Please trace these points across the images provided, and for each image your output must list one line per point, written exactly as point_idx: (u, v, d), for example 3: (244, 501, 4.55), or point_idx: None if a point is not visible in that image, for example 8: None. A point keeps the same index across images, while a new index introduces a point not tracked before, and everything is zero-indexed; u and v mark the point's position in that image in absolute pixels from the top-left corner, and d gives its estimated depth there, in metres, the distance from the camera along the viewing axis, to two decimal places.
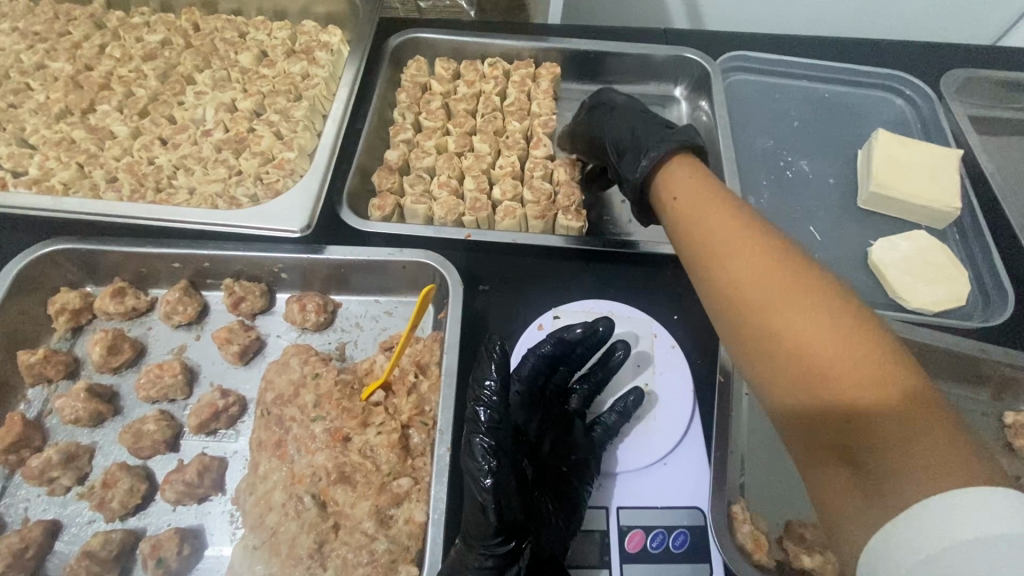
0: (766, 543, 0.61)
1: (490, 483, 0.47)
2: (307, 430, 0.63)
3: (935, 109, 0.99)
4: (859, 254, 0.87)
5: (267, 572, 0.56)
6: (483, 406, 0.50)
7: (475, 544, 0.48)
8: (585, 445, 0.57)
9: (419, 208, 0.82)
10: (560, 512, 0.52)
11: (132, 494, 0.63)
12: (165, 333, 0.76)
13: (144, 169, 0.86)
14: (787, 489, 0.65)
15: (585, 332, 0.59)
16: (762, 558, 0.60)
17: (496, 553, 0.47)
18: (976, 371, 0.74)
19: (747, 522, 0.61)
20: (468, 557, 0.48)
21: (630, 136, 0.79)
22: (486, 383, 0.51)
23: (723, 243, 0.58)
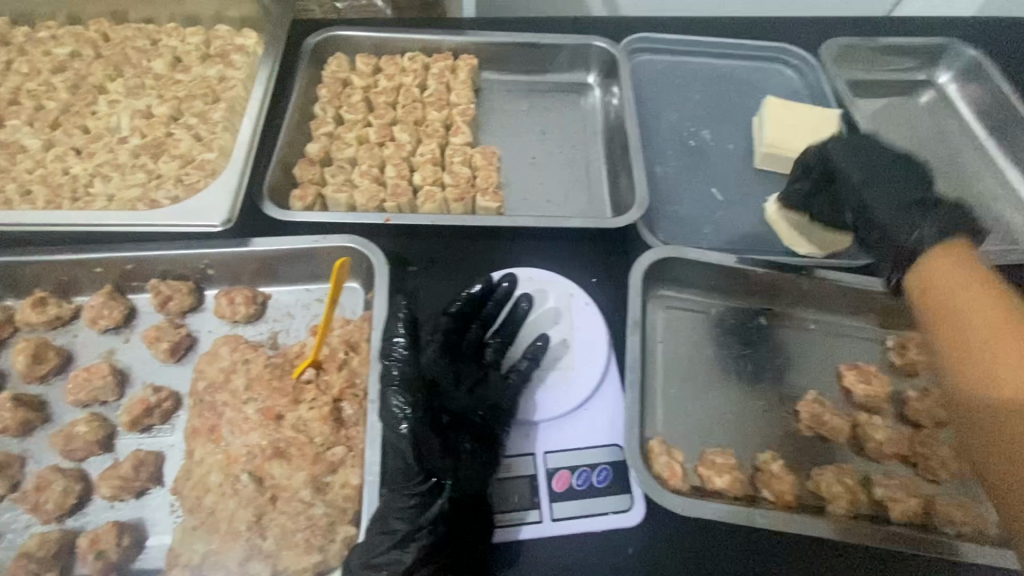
0: (681, 471, 0.67)
1: (405, 429, 0.54)
2: (240, 412, 0.65)
3: (819, 76, 1.08)
4: (758, 210, 0.95)
5: (207, 549, 0.58)
6: (394, 362, 0.57)
7: (399, 488, 0.54)
8: (500, 390, 0.61)
9: (341, 197, 0.85)
10: (478, 452, 0.56)
11: (67, 494, 0.63)
12: (92, 339, 0.76)
13: (59, 179, 0.85)
14: (700, 421, 0.74)
15: (488, 288, 0.63)
16: (677, 484, 0.66)
17: (418, 492, 0.53)
18: (860, 301, 0.84)
19: (663, 454, 0.68)
20: (394, 500, 0.53)
21: (888, 207, 0.72)
22: (396, 340, 0.58)
23: (974, 339, 0.55)
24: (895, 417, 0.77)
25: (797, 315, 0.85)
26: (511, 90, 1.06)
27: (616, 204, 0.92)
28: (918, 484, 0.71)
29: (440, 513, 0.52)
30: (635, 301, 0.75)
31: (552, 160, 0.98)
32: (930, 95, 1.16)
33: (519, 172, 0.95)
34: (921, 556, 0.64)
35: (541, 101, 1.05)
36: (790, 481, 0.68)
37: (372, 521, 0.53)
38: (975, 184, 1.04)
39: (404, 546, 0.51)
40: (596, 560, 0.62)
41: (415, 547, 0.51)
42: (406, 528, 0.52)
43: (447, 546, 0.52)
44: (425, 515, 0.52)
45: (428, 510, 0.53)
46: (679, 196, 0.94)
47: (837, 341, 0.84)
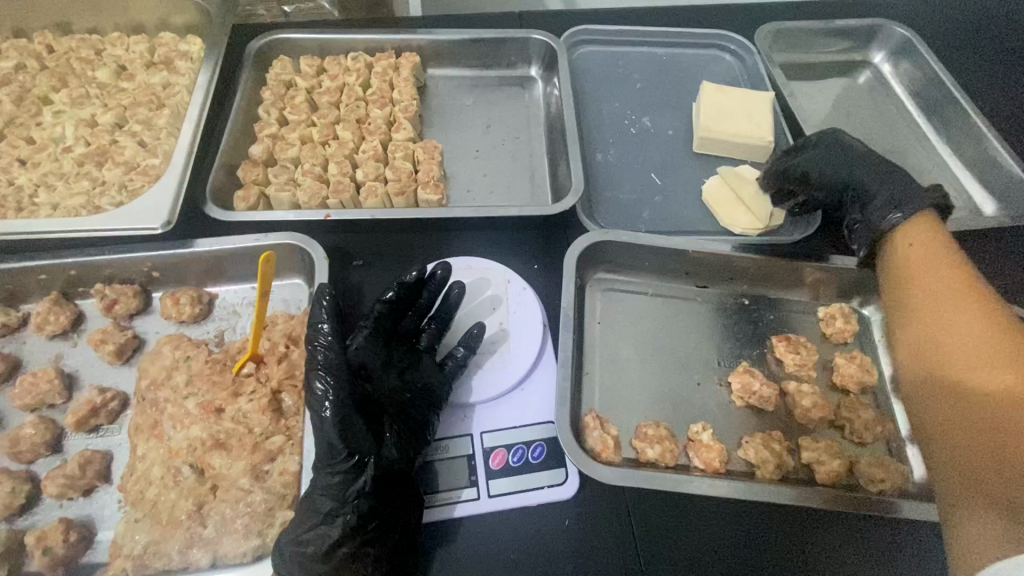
0: (614, 444, 0.70)
1: (328, 413, 0.58)
2: (181, 407, 0.67)
3: (756, 61, 1.11)
4: (697, 192, 0.97)
5: (148, 540, 0.60)
6: (318, 347, 0.60)
7: (324, 467, 0.58)
8: (429, 373, 0.68)
9: (284, 196, 0.87)
10: (401, 431, 0.62)
11: (14, 495, 0.65)
12: (40, 344, 0.77)
13: (4, 190, 0.86)
14: (634, 396, 0.77)
15: (422, 277, 0.70)
16: (609, 456, 0.69)
17: (340, 469, 0.58)
18: (791, 276, 0.87)
19: (597, 428, 0.71)
20: (319, 479, 0.58)
21: (878, 183, 0.84)
22: (321, 327, 0.62)
23: (924, 305, 0.69)
24: (826, 385, 0.80)
25: (731, 290, 0.89)
26: (456, 86, 1.08)
27: (557, 192, 0.94)
28: (845, 446, 0.74)
29: (362, 488, 0.57)
30: (568, 285, 0.78)
31: (495, 152, 1.00)
32: (867, 76, 1.20)
33: (461, 166, 0.97)
34: (844, 514, 0.67)
35: (485, 96, 1.07)
36: (719, 448, 0.71)
37: (302, 503, 0.58)
38: (910, 159, 1.07)
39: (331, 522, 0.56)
40: (532, 532, 0.65)
41: (340, 523, 0.56)
42: (330, 505, 0.57)
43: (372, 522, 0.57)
44: (348, 492, 0.57)
45: (352, 486, 0.58)
46: (619, 182, 0.97)
47: (770, 314, 0.87)
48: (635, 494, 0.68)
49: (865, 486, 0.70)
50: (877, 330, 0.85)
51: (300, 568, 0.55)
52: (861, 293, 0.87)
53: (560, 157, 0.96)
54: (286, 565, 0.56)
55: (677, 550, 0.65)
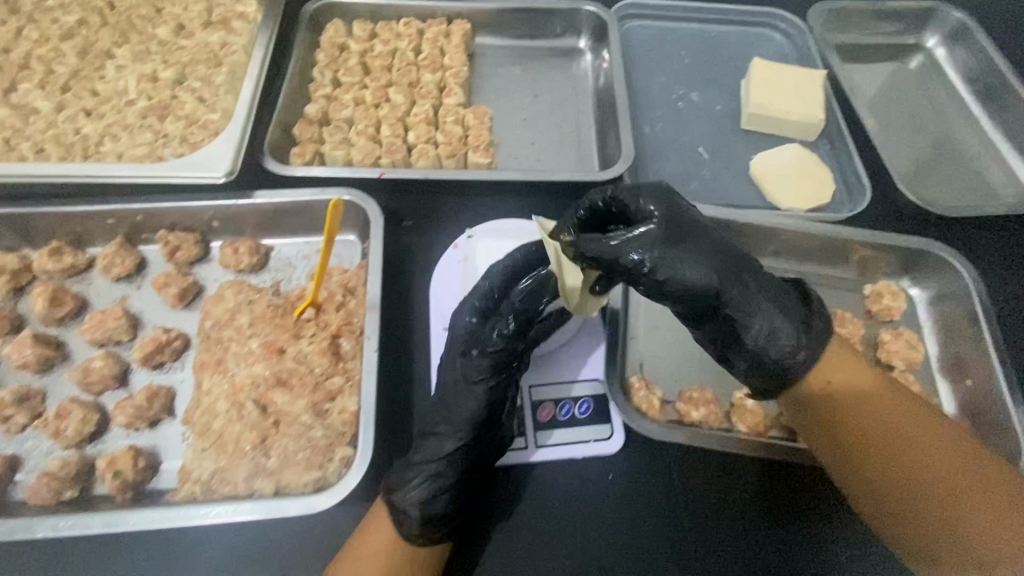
0: (659, 405, 0.72)
1: (479, 388, 0.64)
2: (245, 347, 0.69)
3: (807, 39, 1.10)
4: (744, 167, 0.98)
5: (215, 467, 0.63)
6: (466, 326, 0.68)
7: (448, 438, 0.63)
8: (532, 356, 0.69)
9: (338, 153, 0.89)
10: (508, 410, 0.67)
11: (86, 423, 0.68)
12: (104, 286, 0.81)
13: (71, 138, 0.89)
14: (680, 362, 0.78)
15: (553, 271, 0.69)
16: (654, 415, 0.71)
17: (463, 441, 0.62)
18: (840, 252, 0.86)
19: (643, 388, 0.73)
20: (434, 447, 0.63)
21: None
22: (470, 316, 0.68)
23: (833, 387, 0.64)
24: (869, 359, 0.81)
25: (777, 265, 0.89)
26: (504, 56, 1.09)
27: (605, 161, 0.95)
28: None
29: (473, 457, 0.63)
30: None
31: (543, 121, 1.01)
32: (918, 60, 1.18)
33: (510, 133, 0.98)
34: None
35: (534, 66, 1.08)
36: (763, 413, 0.72)
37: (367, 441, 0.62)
38: (959, 144, 1.06)
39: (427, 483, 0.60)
40: (578, 482, 0.68)
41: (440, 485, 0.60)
42: (439, 471, 0.61)
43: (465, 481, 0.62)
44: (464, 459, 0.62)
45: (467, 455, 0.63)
46: (666, 154, 0.97)
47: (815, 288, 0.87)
48: (680, 455, 0.70)
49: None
50: (921, 310, 0.86)
51: None
52: (909, 271, 0.87)
53: (609, 127, 0.97)
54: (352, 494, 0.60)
55: (718, 507, 0.67)
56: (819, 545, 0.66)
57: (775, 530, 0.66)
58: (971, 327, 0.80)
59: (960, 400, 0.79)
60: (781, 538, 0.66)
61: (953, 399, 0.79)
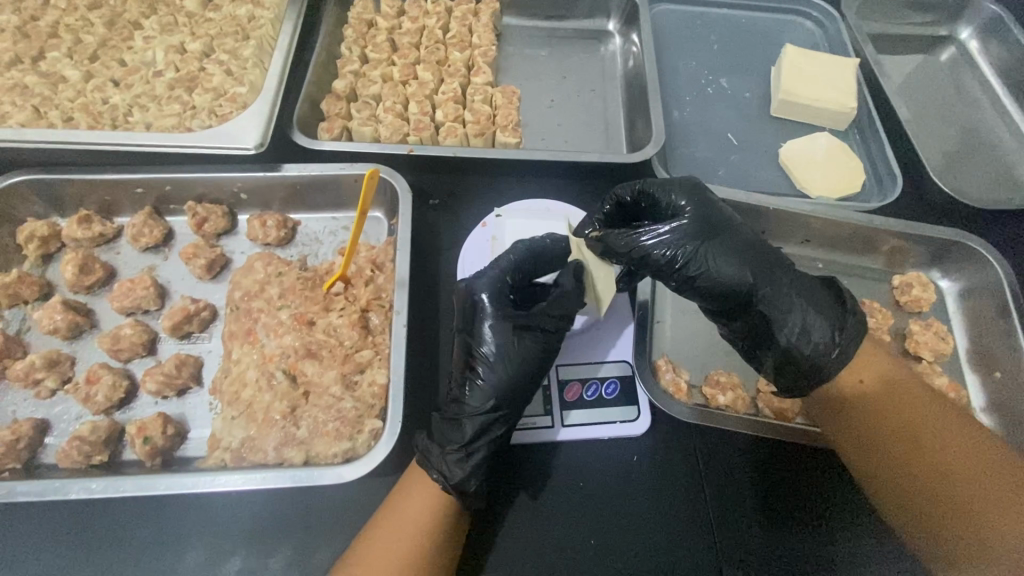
0: (686, 388, 0.71)
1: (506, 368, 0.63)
2: (275, 318, 0.69)
3: (839, 27, 1.08)
4: (773, 155, 0.96)
5: (245, 435, 0.63)
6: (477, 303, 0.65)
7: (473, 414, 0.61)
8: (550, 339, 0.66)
9: (366, 130, 0.89)
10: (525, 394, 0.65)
11: (115, 389, 0.69)
12: (132, 255, 0.81)
13: (99, 107, 0.89)
14: (705, 347, 0.77)
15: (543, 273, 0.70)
16: (682, 398, 0.70)
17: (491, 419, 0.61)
18: (870, 242, 0.85)
19: (670, 371, 0.72)
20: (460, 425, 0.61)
21: None
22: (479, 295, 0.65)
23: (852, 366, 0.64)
24: (897, 350, 0.81)
25: (804, 254, 0.88)
26: (532, 37, 1.08)
27: (633, 145, 0.94)
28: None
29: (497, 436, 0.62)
30: None
31: (570, 103, 1.00)
32: (950, 52, 1.16)
33: (537, 115, 0.98)
34: None
35: (562, 48, 1.07)
36: (791, 400, 0.72)
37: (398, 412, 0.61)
38: (991, 137, 1.05)
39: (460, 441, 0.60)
40: (604, 462, 0.67)
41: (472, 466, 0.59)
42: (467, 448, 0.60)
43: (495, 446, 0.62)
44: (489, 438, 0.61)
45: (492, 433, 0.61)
46: (694, 140, 0.96)
47: (842, 278, 0.87)
48: (706, 438, 0.70)
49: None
50: (950, 302, 0.85)
51: None
52: (938, 263, 0.86)
53: (638, 111, 0.96)
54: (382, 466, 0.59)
55: (743, 491, 0.67)
56: (844, 532, 0.65)
57: (801, 516, 0.66)
58: (1001, 320, 0.79)
59: (989, 394, 0.78)
60: (806, 525, 0.65)
61: (981, 393, 0.78)
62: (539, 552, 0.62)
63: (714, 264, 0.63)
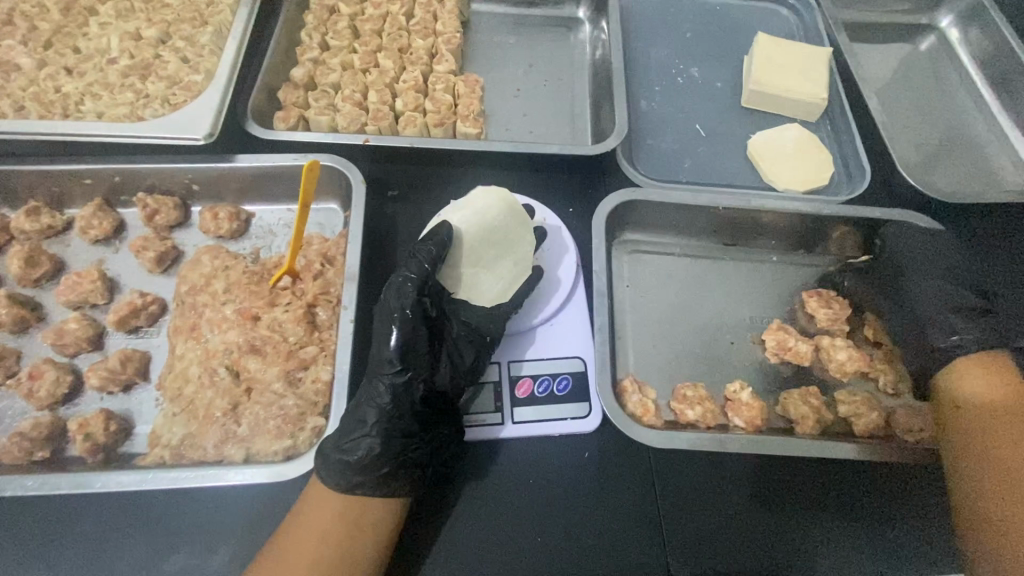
0: (654, 409, 0.69)
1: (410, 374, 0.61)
2: (219, 312, 0.68)
3: (815, 15, 1.06)
4: (741, 146, 0.95)
5: (186, 432, 0.62)
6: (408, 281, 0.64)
7: (384, 416, 0.59)
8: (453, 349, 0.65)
9: (323, 119, 0.87)
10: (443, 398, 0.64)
11: (59, 384, 0.68)
12: (83, 248, 0.79)
13: (52, 97, 0.87)
14: (665, 352, 0.77)
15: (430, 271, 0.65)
16: (650, 419, 0.68)
17: (400, 419, 0.60)
18: (819, 230, 0.85)
19: (636, 392, 0.70)
20: (371, 418, 0.59)
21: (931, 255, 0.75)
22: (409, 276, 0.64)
23: None
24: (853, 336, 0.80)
25: (755, 248, 0.87)
26: (499, 23, 1.05)
27: (598, 136, 0.92)
28: (877, 397, 0.75)
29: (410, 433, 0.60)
30: (599, 234, 0.78)
31: (537, 92, 0.98)
32: (930, 41, 1.14)
33: (501, 104, 0.96)
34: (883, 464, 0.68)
35: (530, 36, 1.04)
36: (759, 407, 0.70)
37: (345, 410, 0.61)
38: (967, 129, 1.03)
39: (384, 423, 0.59)
40: (555, 457, 0.67)
41: (384, 460, 0.58)
42: (379, 444, 0.58)
43: (430, 424, 0.62)
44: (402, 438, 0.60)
45: (404, 432, 0.60)
46: (661, 131, 0.94)
47: (797, 271, 0.86)
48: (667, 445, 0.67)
49: (900, 436, 0.71)
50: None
51: (340, 470, 0.57)
52: None
53: (604, 101, 0.94)
54: (326, 466, 0.58)
55: (697, 488, 0.66)
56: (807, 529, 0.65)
57: (761, 513, 0.65)
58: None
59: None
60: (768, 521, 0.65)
61: None
62: (490, 548, 0.61)
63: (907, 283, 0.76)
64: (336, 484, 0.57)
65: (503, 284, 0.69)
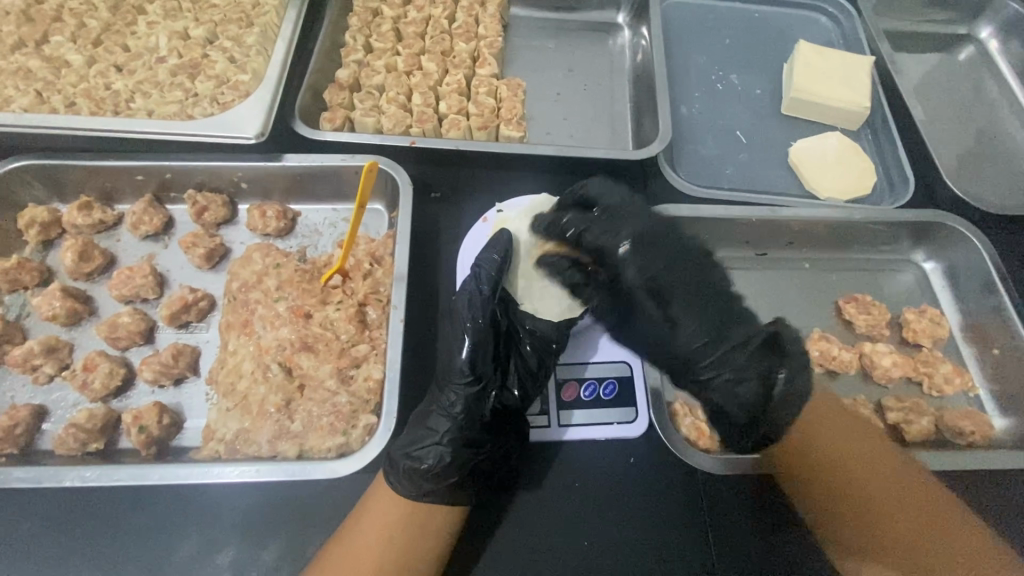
0: (707, 431, 0.70)
1: (483, 382, 0.63)
2: (272, 309, 0.69)
3: (855, 24, 1.06)
4: (782, 153, 0.94)
5: (240, 427, 0.63)
6: (474, 296, 0.65)
7: (457, 424, 0.61)
8: (529, 356, 0.66)
9: (368, 121, 0.88)
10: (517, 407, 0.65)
11: (112, 376, 0.69)
12: (133, 243, 0.81)
13: (102, 93, 0.88)
14: None
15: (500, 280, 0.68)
16: (704, 442, 0.70)
17: (472, 427, 0.61)
18: (853, 236, 0.85)
19: (688, 415, 0.71)
20: (443, 427, 0.61)
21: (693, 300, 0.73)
22: (480, 288, 0.66)
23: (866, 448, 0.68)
24: (895, 342, 0.80)
25: (792, 255, 0.86)
26: (539, 28, 1.06)
27: (639, 141, 0.92)
28: (924, 400, 0.75)
29: (481, 441, 0.61)
30: None
31: (577, 97, 0.98)
32: (969, 51, 1.13)
33: (541, 108, 0.96)
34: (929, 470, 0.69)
35: (569, 41, 1.05)
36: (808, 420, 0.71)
37: (414, 420, 0.63)
38: (1008, 139, 1.02)
39: (455, 433, 0.61)
40: (601, 459, 0.67)
41: (455, 469, 0.60)
42: (450, 452, 0.60)
43: (498, 432, 0.63)
44: (474, 445, 0.61)
45: (476, 439, 0.61)
46: (701, 137, 0.94)
47: (830, 275, 0.85)
48: (724, 464, 0.67)
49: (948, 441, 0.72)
50: (938, 285, 0.85)
51: (409, 479, 0.59)
52: (921, 245, 0.86)
53: (646, 106, 0.94)
54: (396, 474, 0.59)
55: (747, 501, 0.66)
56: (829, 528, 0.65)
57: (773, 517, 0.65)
58: (987, 296, 0.80)
59: (990, 372, 0.78)
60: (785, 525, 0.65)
61: (985, 375, 0.78)
62: (545, 555, 0.62)
63: (677, 297, 0.72)
64: (402, 494, 0.58)
65: (569, 300, 0.71)
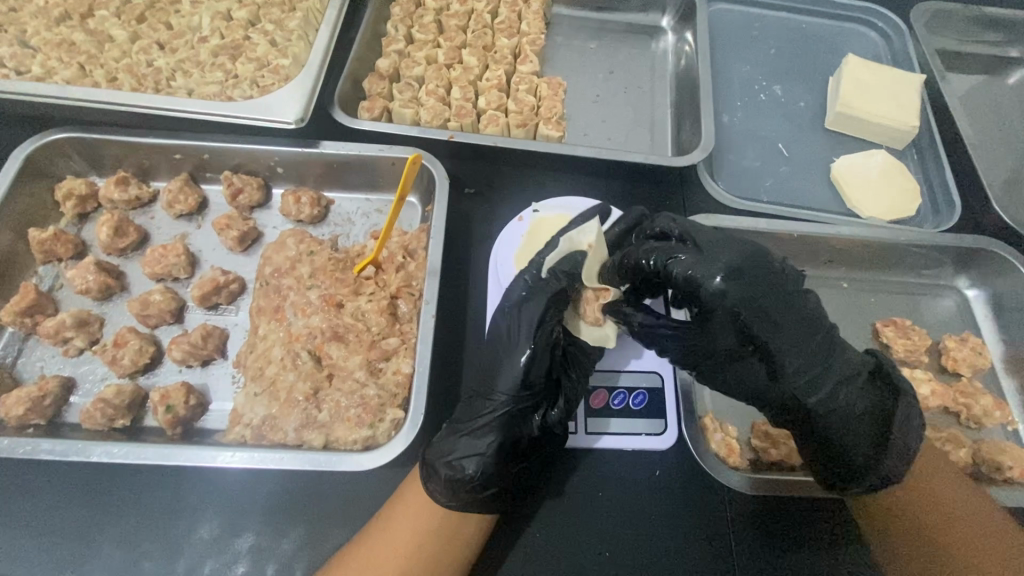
0: (738, 448, 0.69)
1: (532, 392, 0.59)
2: (304, 296, 0.69)
3: (904, 41, 1.04)
4: (823, 169, 0.92)
5: (267, 413, 0.63)
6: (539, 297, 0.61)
7: (504, 433, 0.58)
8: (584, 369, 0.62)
9: (406, 112, 0.87)
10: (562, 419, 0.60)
11: (141, 354, 0.68)
12: (167, 221, 0.81)
13: (143, 70, 0.89)
14: None
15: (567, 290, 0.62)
16: (734, 460, 0.68)
17: (515, 437, 0.58)
18: (894, 257, 0.82)
19: (719, 431, 0.69)
20: (485, 440, 0.58)
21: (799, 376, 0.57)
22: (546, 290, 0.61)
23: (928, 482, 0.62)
24: (932, 368, 0.78)
25: (829, 274, 0.84)
26: (581, 28, 1.05)
27: (678, 148, 0.91)
28: (961, 431, 0.73)
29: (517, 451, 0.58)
30: None
31: (616, 100, 0.97)
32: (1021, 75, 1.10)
33: (580, 108, 0.95)
34: None
35: (610, 42, 1.03)
36: None
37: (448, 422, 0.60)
38: None
39: (499, 442, 0.57)
40: (626, 470, 0.66)
41: (493, 478, 0.57)
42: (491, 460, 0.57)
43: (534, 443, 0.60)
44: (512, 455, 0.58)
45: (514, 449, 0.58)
46: (741, 147, 0.93)
47: (868, 296, 0.83)
48: (760, 486, 0.66)
49: (988, 476, 0.70)
50: (981, 313, 0.83)
51: (447, 483, 0.56)
52: (966, 272, 0.84)
53: (687, 113, 0.92)
54: (434, 476, 0.57)
55: (779, 523, 0.64)
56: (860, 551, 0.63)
57: (792, 540, 0.63)
58: None
59: None
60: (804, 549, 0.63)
61: None
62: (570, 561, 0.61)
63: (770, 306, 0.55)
64: (439, 497, 0.56)
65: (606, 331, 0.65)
